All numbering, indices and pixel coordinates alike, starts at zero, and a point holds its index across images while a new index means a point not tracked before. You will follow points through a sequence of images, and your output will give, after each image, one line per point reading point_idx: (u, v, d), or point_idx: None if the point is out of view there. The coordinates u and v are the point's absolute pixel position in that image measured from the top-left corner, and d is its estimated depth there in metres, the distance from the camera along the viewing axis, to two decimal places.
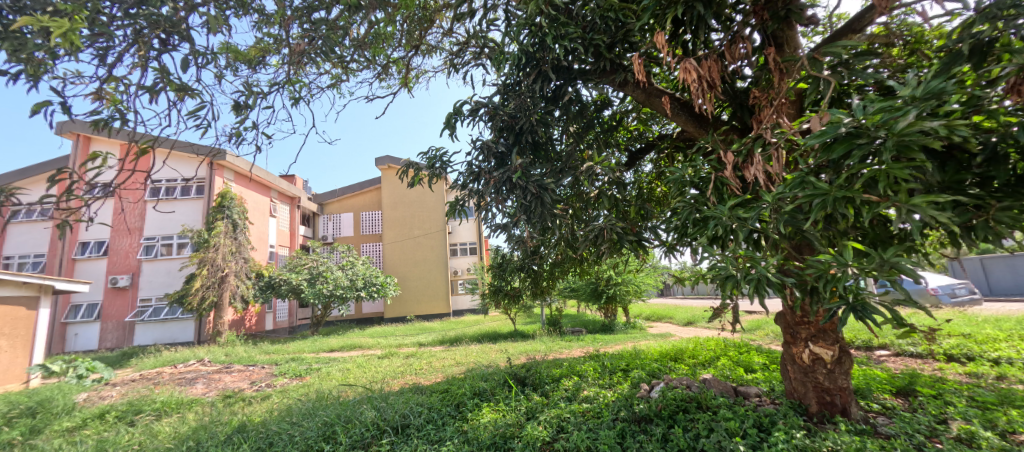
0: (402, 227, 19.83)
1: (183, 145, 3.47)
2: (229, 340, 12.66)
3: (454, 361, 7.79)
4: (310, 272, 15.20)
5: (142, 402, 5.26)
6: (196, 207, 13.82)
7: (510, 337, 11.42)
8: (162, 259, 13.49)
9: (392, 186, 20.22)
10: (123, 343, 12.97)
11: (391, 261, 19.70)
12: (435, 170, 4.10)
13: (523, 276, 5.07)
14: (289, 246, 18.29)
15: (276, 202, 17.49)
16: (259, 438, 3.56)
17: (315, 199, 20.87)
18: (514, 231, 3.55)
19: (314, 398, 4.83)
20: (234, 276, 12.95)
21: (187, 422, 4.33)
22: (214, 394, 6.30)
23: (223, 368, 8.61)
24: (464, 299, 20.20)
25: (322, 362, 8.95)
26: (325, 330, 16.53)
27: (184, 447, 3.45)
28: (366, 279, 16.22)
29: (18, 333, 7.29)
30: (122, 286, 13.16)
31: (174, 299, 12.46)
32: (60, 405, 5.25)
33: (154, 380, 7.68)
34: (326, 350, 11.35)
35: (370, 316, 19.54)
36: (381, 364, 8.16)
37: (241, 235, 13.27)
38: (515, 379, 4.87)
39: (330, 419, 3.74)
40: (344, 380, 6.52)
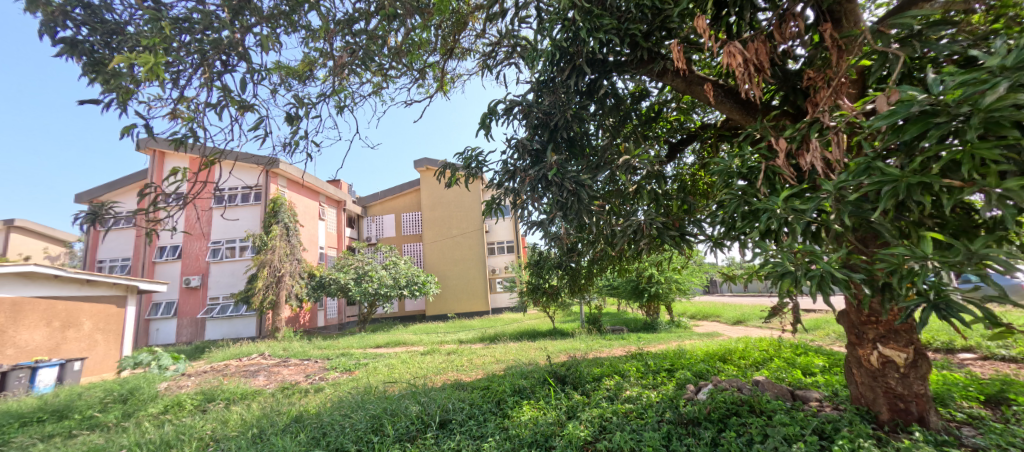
0: (441, 227, 20.26)
1: (245, 157, 3.73)
2: (286, 336, 13.49)
3: (493, 358, 7.87)
4: (356, 271, 15.85)
5: (213, 392, 5.72)
6: (255, 212, 14.83)
7: (549, 335, 11.39)
8: (227, 261, 14.62)
9: (429, 187, 20.61)
10: (196, 338, 14.16)
11: (431, 260, 20.18)
12: (472, 171, 4.12)
13: (560, 274, 5.04)
14: (337, 248, 19.25)
15: (324, 206, 18.41)
16: (314, 428, 3.74)
17: (359, 202, 21.74)
18: (551, 228, 3.52)
19: (363, 391, 5.07)
20: (290, 276, 13.79)
21: (251, 410, 4.65)
22: (274, 386, 6.76)
23: (281, 362, 9.19)
24: (502, 297, 20.37)
25: (369, 357, 9.35)
26: (371, 327, 17.25)
27: (246, 435, 3.67)
28: (408, 277, 16.75)
29: (110, 328, 9.00)
30: (194, 285, 14.37)
31: (238, 298, 13.46)
32: (143, 394, 5.82)
33: (222, 372, 8.34)
34: (373, 347, 11.82)
35: (413, 314, 20.20)
36: (424, 360, 8.41)
37: (294, 238, 14.14)
38: (555, 377, 4.81)
39: (377, 410, 3.91)
40: (389, 375, 6.77)
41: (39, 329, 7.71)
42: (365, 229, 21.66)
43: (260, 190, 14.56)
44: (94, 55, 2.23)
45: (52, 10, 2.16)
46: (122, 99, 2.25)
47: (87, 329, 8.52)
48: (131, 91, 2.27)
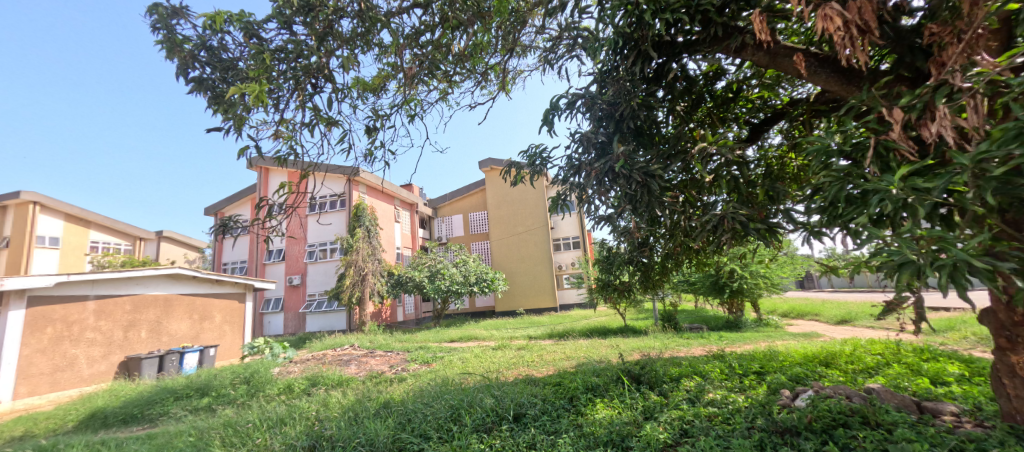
0: (507, 225, 20.58)
1: (334, 168, 4.11)
2: (371, 329, 14.65)
3: (564, 355, 7.82)
4: (430, 270, 16.69)
5: (314, 378, 6.40)
6: (342, 217, 16.30)
7: (620, 332, 11.04)
8: (321, 262, 16.28)
9: (495, 186, 21.04)
10: (299, 329, 15.97)
11: (498, 258, 20.59)
12: (537, 169, 4.12)
13: (631, 270, 4.85)
14: (412, 248, 20.44)
15: (399, 209, 19.65)
16: (400, 415, 4.00)
17: (430, 203, 22.86)
18: (620, 223, 3.39)
19: (441, 383, 5.34)
20: (373, 275, 14.94)
21: (345, 395, 5.12)
22: (364, 374, 7.38)
23: (368, 353, 10.00)
24: (571, 294, 20.15)
25: (444, 351, 9.81)
26: (445, 322, 18.09)
27: (341, 417, 4.02)
28: (477, 275, 17.29)
29: (235, 321, 11.61)
30: (296, 284, 16.20)
31: (330, 295, 14.89)
32: (259, 379, 6.70)
33: (320, 360, 9.29)
34: (447, 341, 12.38)
35: (484, 310, 20.81)
36: (495, 355, 8.62)
37: (375, 239, 15.27)
38: (630, 376, 4.63)
39: (455, 401, 4.08)
40: (464, 368, 7.05)
41: (185, 321, 10.25)
42: (436, 230, 22.75)
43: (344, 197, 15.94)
44: (215, 90, 2.64)
45: (185, 55, 2.65)
46: (236, 125, 2.59)
47: (218, 321, 11.11)
48: (243, 118, 2.61)
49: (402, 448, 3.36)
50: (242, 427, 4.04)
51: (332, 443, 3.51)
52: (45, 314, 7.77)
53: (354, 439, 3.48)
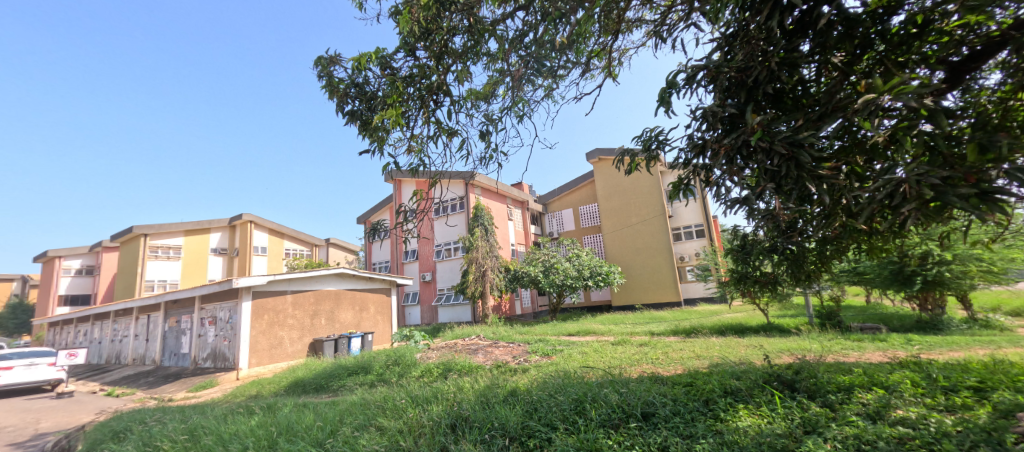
0: (620, 216, 19.75)
1: (454, 175, 4.46)
2: (494, 321, 15.58)
3: (693, 353, 7.14)
4: (544, 264, 16.99)
5: (450, 364, 7.09)
6: (463, 218, 17.70)
7: (763, 332, 9.65)
8: (448, 260, 17.90)
9: (605, 176, 20.40)
10: (433, 320, 17.80)
11: (613, 250, 19.92)
12: (653, 153, 3.81)
13: (775, 259, 4.15)
14: (525, 243, 21.05)
15: (512, 207, 20.51)
16: (527, 403, 4.10)
17: (541, 200, 23.31)
18: (759, 205, 2.93)
19: (563, 375, 5.36)
20: (492, 271, 15.86)
21: (477, 381, 5.50)
22: (490, 362, 7.87)
23: (493, 343, 10.60)
24: (696, 287, 18.23)
25: (564, 344, 9.85)
26: (562, 316, 18.22)
27: (476, 400, 4.30)
28: (592, 268, 17.05)
29: (383, 311, 14.66)
30: (428, 279, 18.13)
31: (456, 289, 16.25)
32: (405, 364, 7.66)
33: (453, 348, 10.19)
34: (566, 334, 12.42)
35: (600, 304, 20.39)
36: (616, 350, 8.33)
37: (492, 237, 16.12)
38: (780, 381, 4.00)
39: (579, 395, 4.02)
40: (583, 362, 6.98)
41: (350, 311, 13.33)
42: (547, 225, 23.02)
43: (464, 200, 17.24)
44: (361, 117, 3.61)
45: (341, 94, 3.70)
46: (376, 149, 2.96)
47: (373, 311, 14.21)
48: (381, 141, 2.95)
49: (531, 435, 3.44)
50: (398, 403, 4.62)
51: (470, 423, 3.79)
52: (263, 304, 10.90)
53: (488, 422, 3.70)
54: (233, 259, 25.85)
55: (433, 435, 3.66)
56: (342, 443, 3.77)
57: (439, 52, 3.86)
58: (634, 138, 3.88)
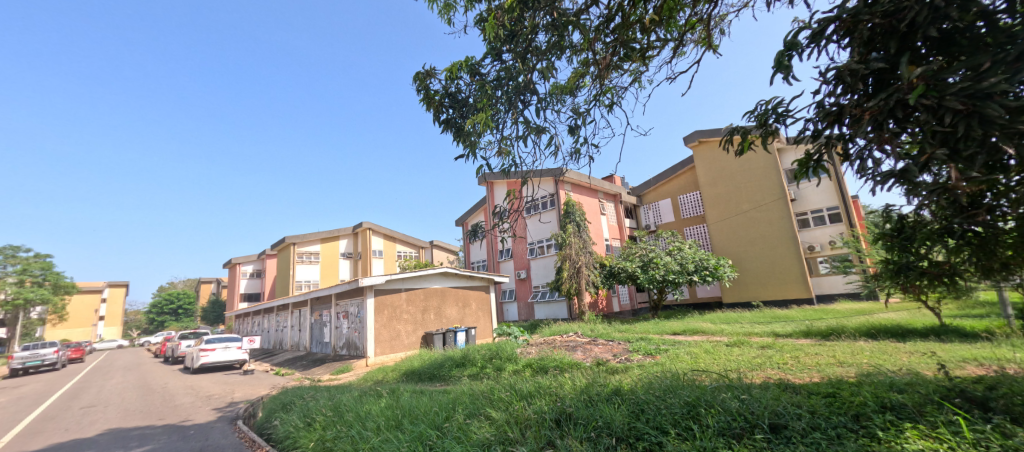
0: (727, 204, 17.66)
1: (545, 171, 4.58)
2: (591, 318, 15.77)
3: (835, 359, 5.86)
4: (641, 259, 16.10)
5: (548, 362, 7.08)
6: (554, 216, 18.63)
7: (936, 336, 7.59)
8: (541, 258, 19.41)
9: (705, 161, 18.46)
10: (531, 316, 19.50)
11: (719, 242, 17.96)
12: (771, 129, 3.25)
13: (953, 246, 3.08)
14: (619, 238, 20.71)
15: (603, 202, 20.74)
16: (632, 403, 3.44)
17: (633, 192, 22.84)
18: (923, 177, 2.41)
19: (671, 376, 4.68)
20: (586, 267, 16.11)
21: (579, 378, 4.83)
22: (591, 360, 7.48)
23: (591, 341, 10.06)
24: (836, 281, 15.56)
25: (669, 344, 9.02)
26: (665, 313, 17.25)
27: (579, 395, 3.78)
28: (696, 262, 15.70)
29: (484, 307, 16.26)
30: (524, 277, 19.95)
31: (553, 286, 16.95)
32: (507, 360, 8.00)
33: (551, 344, 10.04)
34: (670, 333, 11.49)
35: (708, 301, 18.96)
36: (734, 352, 7.24)
37: (584, 233, 16.50)
38: (974, 400, 2.91)
39: (695, 397, 3.36)
40: (697, 364, 6.13)
41: (455, 307, 15.25)
42: (642, 217, 22.10)
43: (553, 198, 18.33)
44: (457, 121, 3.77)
45: (436, 105, 3.99)
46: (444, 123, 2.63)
47: (474, 308, 15.85)
48: None
49: (640, 438, 2.90)
50: (502, 393, 4.29)
51: (574, 420, 3.32)
52: (385, 301, 13.52)
53: (592, 420, 3.21)
54: (357, 261, 29.59)
55: (538, 428, 3.29)
56: (456, 430, 3.61)
57: (524, 52, 4.02)
58: (743, 114, 3.32)
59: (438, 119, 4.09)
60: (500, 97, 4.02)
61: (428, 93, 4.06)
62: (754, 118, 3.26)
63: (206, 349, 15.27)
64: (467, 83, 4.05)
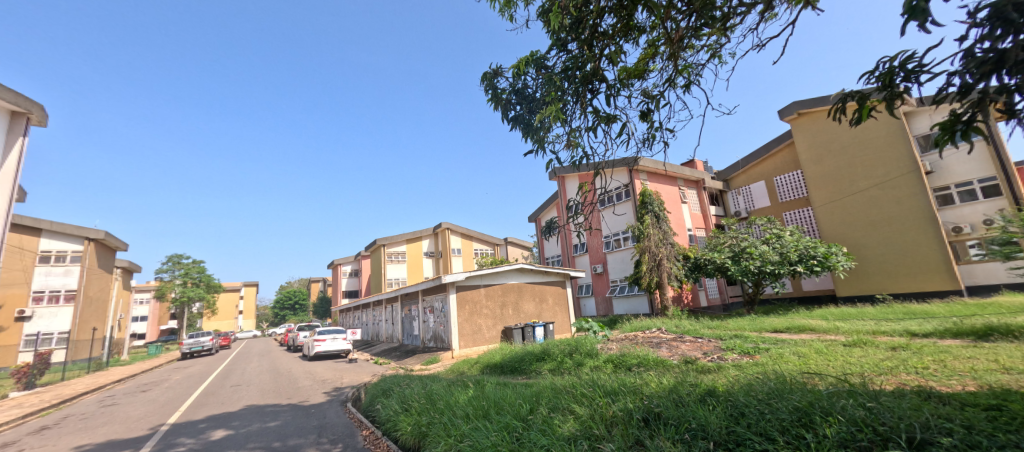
0: (839, 182, 15.92)
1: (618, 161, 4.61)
2: (675, 314, 15.24)
3: (995, 365, 4.96)
4: (732, 249, 15.19)
5: (633, 358, 7.17)
6: (630, 207, 18.54)
7: None
8: (618, 251, 19.10)
9: (808, 136, 16.84)
10: (609, 311, 19.24)
11: (832, 226, 16.27)
12: (895, 90, 3.03)
13: None
14: (705, 227, 20.49)
15: (684, 189, 20.32)
16: (730, 407, 2.98)
17: (719, 176, 22.11)
18: None
19: (775, 378, 3.69)
20: (668, 260, 15.58)
21: (664, 378, 4.48)
22: (678, 358, 7.43)
23: (678, 337, 9.80)
24: (994, 268, 13.01)
25: (770, 343, 8.49)
26: (763, 309, 16.11)
27: (667, 396, 3.40)
28: (800, 251, 14.33)
29: (562, 301, 16.60)
30: (600, 271, 19.84)
31: (632, 280, 16.63)
32: (587, 356, 8.21)
33: (634, 340, 9.96)
34: (772, 331, 10.75)
35: (815, 294, 17.47)
36: (855, 354, 6.51)
37: (664, 224, 15.95)
38: None
39: (809, 402, 2.74)
40: (807, 366, 5.53)
41: (533, 302, 15.73)
42: (731, 204, 21.50)
43: (629, 187, 18.14)
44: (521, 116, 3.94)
45: (504, 102, 4.24)
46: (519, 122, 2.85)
47: (551, 302, 16.22)
48: None
49: (741, 445, 2.49)
50: (589, 389, 4.16)
51: (664, 420, 3.00)
52: (467, 297, 14.40)
53: (685, 421, 2.88)
54: (439, 259, 31.61)
55: (625, 427, 3.05)
56: (541, 422, 3.56)
57: (588, 39, 4.01)
58: (861, 77, 3.19)
59: (507, 117, 4.30)
60: (567, 89, 4.13)
61: (497, 90, 4.28)
62: (875, 78, 3.14)
63: (319, 339, 17.55)
64: (533, 78, 4.19)
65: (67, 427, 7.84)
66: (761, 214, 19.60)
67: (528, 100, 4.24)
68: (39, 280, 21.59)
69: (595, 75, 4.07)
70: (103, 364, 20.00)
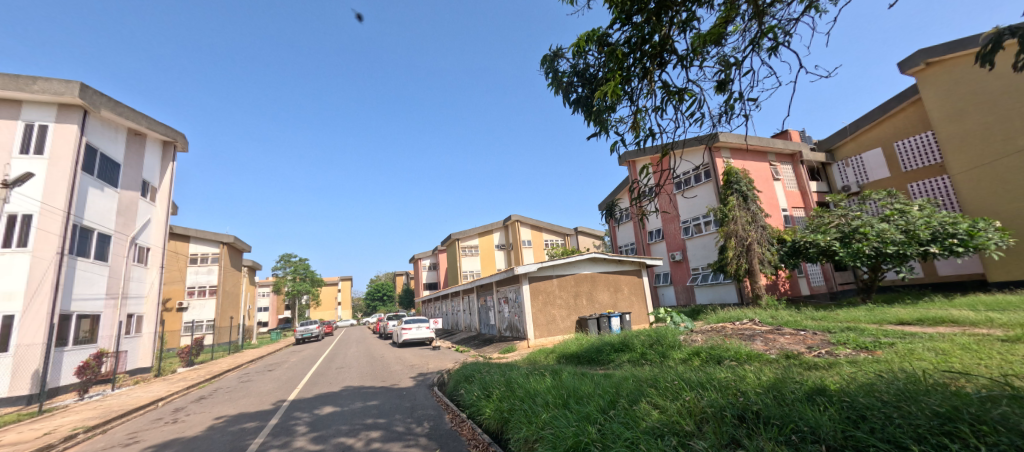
0: (983, 143, 13.48)
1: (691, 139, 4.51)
2: (769, 303, 14.09)
3: None
4: (840, 230, 13.58)
5: (724, 351, 6.92)
6: (709, 188, 17.44)
7: None
8: (698, 237, 18.09)
9: (940, 90, 14.40)
10: (691, 301, 18.38)
11: (973, 197, 13.88)
12: None
13: None
14: (805, 206, 18.56)
15: (777, 164, 18.58)
16: (847, 409, 2.75)
17: (823, 146, 19.91)
18: None
19: (903, 377, 3.32)
20: (758, 244, 14.41)
21: (764, 373, 4.31)
22: (777, 352, 6.97)
23: (774, 329, 9.12)
24: None
25: (893, 337, 7.54)
26: (884, 298, 14.19)
27: (767, 394, 3.26)
28: (935, 229, 12.35)
29: (637, 291, 16.23)
30: (679, 259, 19.01)
31: (716, 268, 15.71)
32: (669, 348, 8.03)
33: (722, 331, 9.47)
34: (897, 324, 9.48)
35: (954, 280, 15.12)
36: (1016, 352, 5.49)
37: (752, 205, 14.77)
38: None
39: (948, 405, 2.44)
40: (946, 365, 4.80)
41: (607, 292, 15.61)
42: (837, 178, 19.16)
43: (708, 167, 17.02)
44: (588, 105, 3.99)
45: (565, 88, 4.30)
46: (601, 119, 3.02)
47: (627, 292, 15.96)
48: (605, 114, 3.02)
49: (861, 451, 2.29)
50: (670, 383, 4.19)
51: (765, 420, 2.89)
52: (541, 287, 14.73)
53: (791, 422, 2.74)
54: (512, 251, 32.39)
55: (718, 424, 2.98)
56: (624, 415, 3.63)
57: (654, 10, 3.81)
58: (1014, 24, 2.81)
59: (568, 100, 4.34)
60: (632, 65, 4.04)
61: (557, 73, 4.31)
62: None
63: (406, 327, 19.18)
64: (595, 57, 4.08)
65: (217, 398, 9.68)
66: (877, 188, 17.22)
67: (590, 82, 4.25)
68: (192, 278, 26.38)
69: (664, 47, 3.94)
70: (239, 346, 23.97)
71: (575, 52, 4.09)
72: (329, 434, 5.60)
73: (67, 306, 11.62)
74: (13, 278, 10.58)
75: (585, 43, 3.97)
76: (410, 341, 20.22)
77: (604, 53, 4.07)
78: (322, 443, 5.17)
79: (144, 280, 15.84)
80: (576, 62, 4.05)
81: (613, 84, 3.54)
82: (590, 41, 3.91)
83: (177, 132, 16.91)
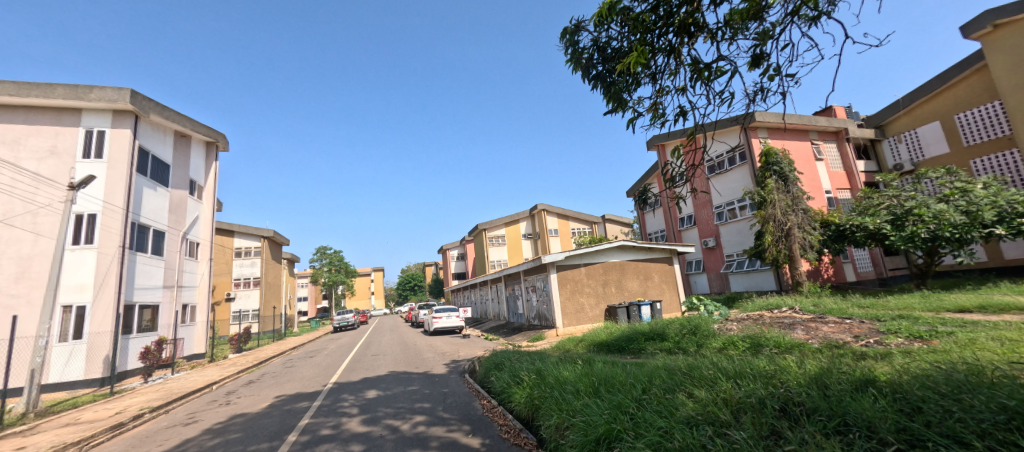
0: None
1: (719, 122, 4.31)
2: (811, 290, 13.49)
3: None
4: (891, 212, 12.72)
5: (762, 339, 6.72)
6: (745, 171, 16.74)
7: None
8: (732, 222, 17.44)
9: (1008, 56, 13.10)
10: (725, 288, 17.86)
11: None
12: None
13: None
14: (850, 188, 17.49)
15: (819, 142, 17.55)
16: (899, 401, 2.62)
17: (871, 122, 18.57)
18: None
19: (963, 368, 3.13)
20: (799, 228, 13.75)
21: (807, 363, 4.16)
22: (819, 341, 6.69)
23: (817, 318, 8.74)
24: None
25: (950, 325, 7.07)
26: (941, 284, 13.28)
27: (811, 385, 3.14)
28: (999, 208, 11.38)
29: (669, 278, 15.90)
30: (713, 245, 18.41)
31: (753, 254, 15.14)
32: (704, 337, 7.86)
33: (760, 320, 9.17)
34: (955, 312, 8.86)
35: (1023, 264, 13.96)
36: None
37: (793, 188, 14.06)
38: None
39: (1015, 398, 2.29)
40: (1011, 356, 4.48)
41: (637, 280, 15.38)
42: (888, 156, 17.90)
43: (745, 149, 16.26)
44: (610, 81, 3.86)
45: (585, 64, 4.20)
46: None
47: (657, 280, 15.67)
48: None
49: (917, 446, 2.18)
50: (705, 373, 4.12)
51: (810, 411, 2.78)
52: (569, 276, 14.66)
53: (839, 413, 2.63)
54: (538, 240, 32.33)
55: (758, 415, 2.90)
56: (657, 403, 3.62)
57: None
58: None
59: (588, 77, 4.23)
60: (656, 38, 3.88)
61: (578, 48, 4.19)
62: None
63: (436, 316, 19.60)
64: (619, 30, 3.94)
65: (264, 382, 10.26)
66: (934, 165, 16.03)
67: (612, 57, 4.12)
68: (237, 270, 27.92)
69: (692, 20, 3.76)
70: (282, 335, 25.31)
71: (598, 23, 3.95)
72: (377, 416, 5.85)
73: (131, 296, 12.58)
74: (84, 272, 11.55)
75: (608, 13, 3.82)
76: (441, 330, 20.70)
77: (628, 25, 3.92)
78: (371, 425, 5.40)
79: (195, 272, 16.93)
80: (598, 33, 3.91)
81: (634, 57, 3.39)
82: (613, 13, 3.77)
83: (218, 133, 17.76)
